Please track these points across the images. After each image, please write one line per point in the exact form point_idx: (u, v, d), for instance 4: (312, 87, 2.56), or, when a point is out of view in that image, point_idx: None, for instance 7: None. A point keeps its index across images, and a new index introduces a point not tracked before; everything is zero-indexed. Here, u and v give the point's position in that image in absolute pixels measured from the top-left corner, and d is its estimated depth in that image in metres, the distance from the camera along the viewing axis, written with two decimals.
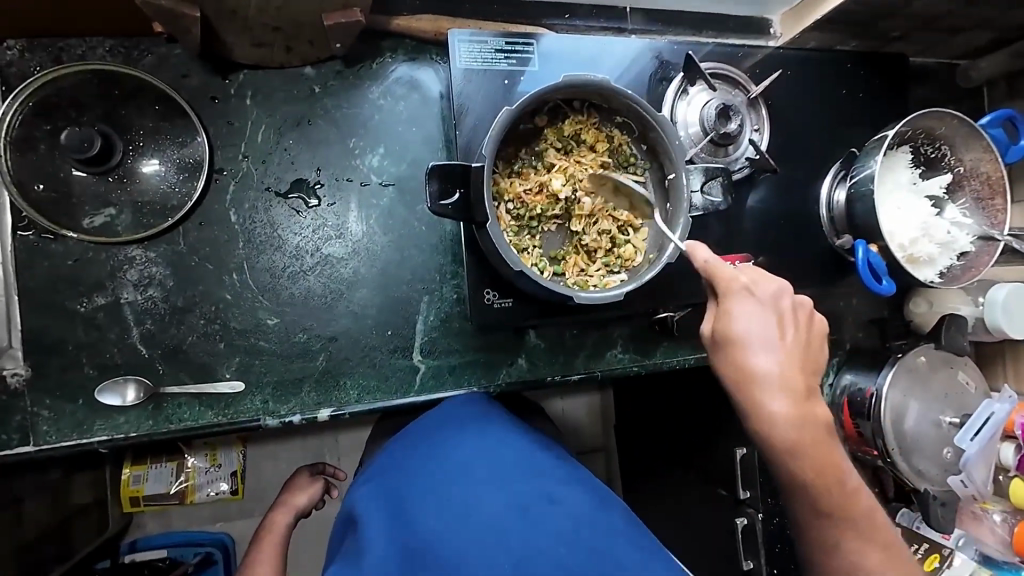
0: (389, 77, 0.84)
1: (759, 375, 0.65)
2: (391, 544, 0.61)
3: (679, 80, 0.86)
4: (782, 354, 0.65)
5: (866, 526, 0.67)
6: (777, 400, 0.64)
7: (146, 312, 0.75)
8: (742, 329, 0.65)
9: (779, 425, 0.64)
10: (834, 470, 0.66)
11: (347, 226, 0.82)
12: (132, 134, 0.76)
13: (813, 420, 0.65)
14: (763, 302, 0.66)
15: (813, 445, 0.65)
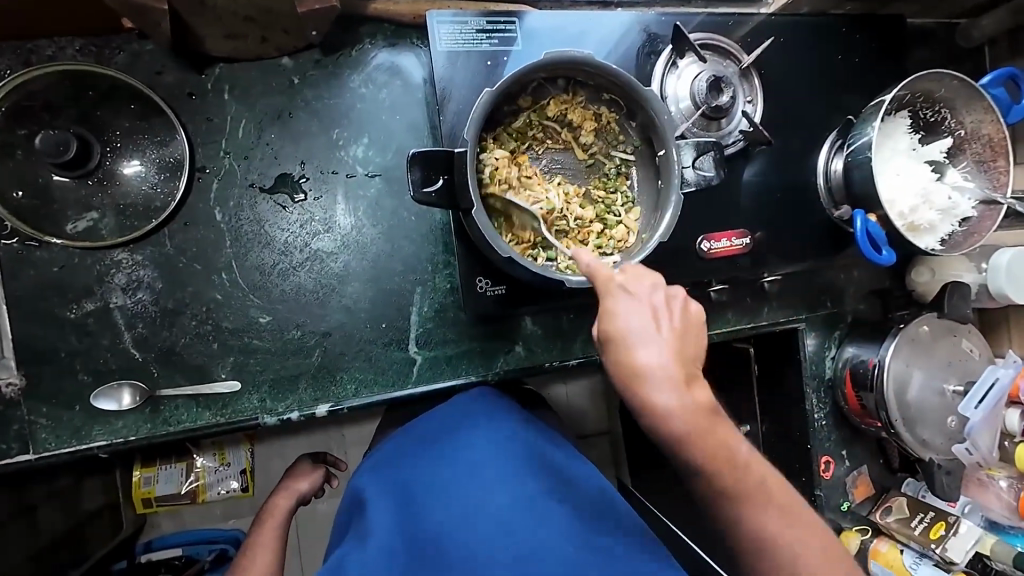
0: (369, 64, 0.82)
1: (645, 370, 0.57)
2: (399, 530, 0.61)
3: (668, 54, 0.84)
4: (660, 341, 0.58)
5: (769, 509, 0.58)
6: (660, 394, 0.57)
7: (137, 316, 0.74)
8: (627, 324, 0.59)
9: (668, 418, 0.57)
10: (729, 453, 0.59)
11: (335, 219, 0.80)
12: (109, 135, 0.74)
13: (692, 404, 0.57)
14: (637, 296, 0.61)
15: (699, 432, 0.57)
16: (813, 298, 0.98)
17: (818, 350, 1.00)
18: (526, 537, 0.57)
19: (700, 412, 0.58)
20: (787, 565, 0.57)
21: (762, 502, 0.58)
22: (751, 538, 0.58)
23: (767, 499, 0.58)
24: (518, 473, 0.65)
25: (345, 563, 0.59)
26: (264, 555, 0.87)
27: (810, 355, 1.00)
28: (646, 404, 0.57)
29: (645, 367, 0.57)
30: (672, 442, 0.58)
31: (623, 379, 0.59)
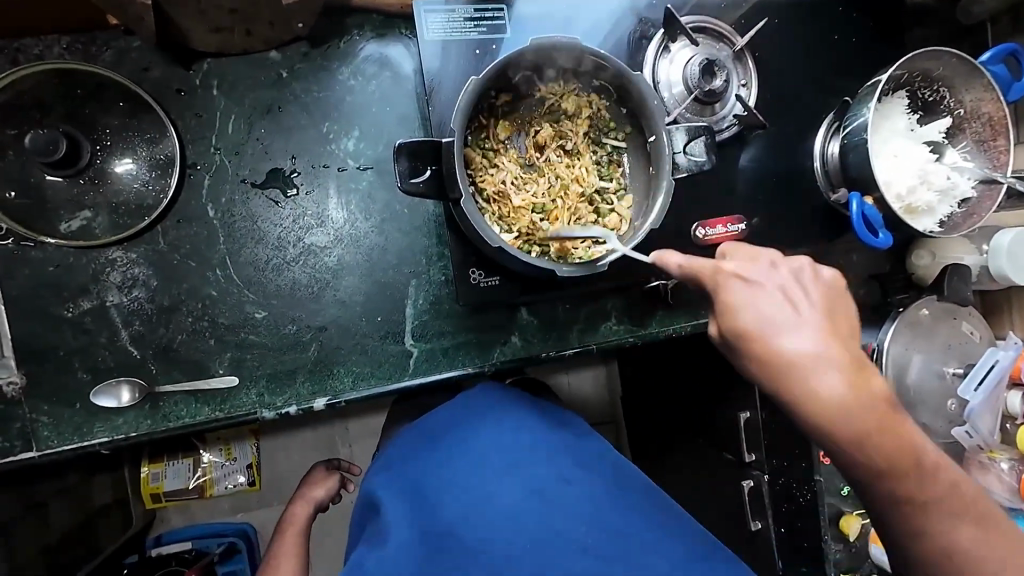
0: (358, 56, 0.81)
1: (801, 360, 0.56)
2: (415, 526, 0.61)
3: (660, 38, 0.82)
4: (810, 323, 0.57)
5: (927, 474, 0.58)
6: (824, 377, 0.55)
7: (133, 314, 0.74)
8: (757, 309, 0.57)
9: (839, 403, 0.55)
10: (910, 444, 0.57)
11: (328, 213, 0.80)
12: (99, 133, 0.74)
13: (870, 396, 0.56)
14: (762, 280, 0.59)
15: (862, 410, 0.55)
16: None
17: None
18: (547, 523, 0.59)
19: (878, 401, 0.56)
20: (941, 526, 0.58)
21: (916, 473, 0.58)
22: (911, 528, 0.59)
23: (932, 470, 0.58)
24: (530, 463, 0.66)
25: (364, 567, 0.58)
26: (289, 563, 0.88)
27: None
28: (804, 395, 0.56)
29: (778, 355, 0.56)
30: (856, 420, 0.55)
31: (794, 392, 0.56)
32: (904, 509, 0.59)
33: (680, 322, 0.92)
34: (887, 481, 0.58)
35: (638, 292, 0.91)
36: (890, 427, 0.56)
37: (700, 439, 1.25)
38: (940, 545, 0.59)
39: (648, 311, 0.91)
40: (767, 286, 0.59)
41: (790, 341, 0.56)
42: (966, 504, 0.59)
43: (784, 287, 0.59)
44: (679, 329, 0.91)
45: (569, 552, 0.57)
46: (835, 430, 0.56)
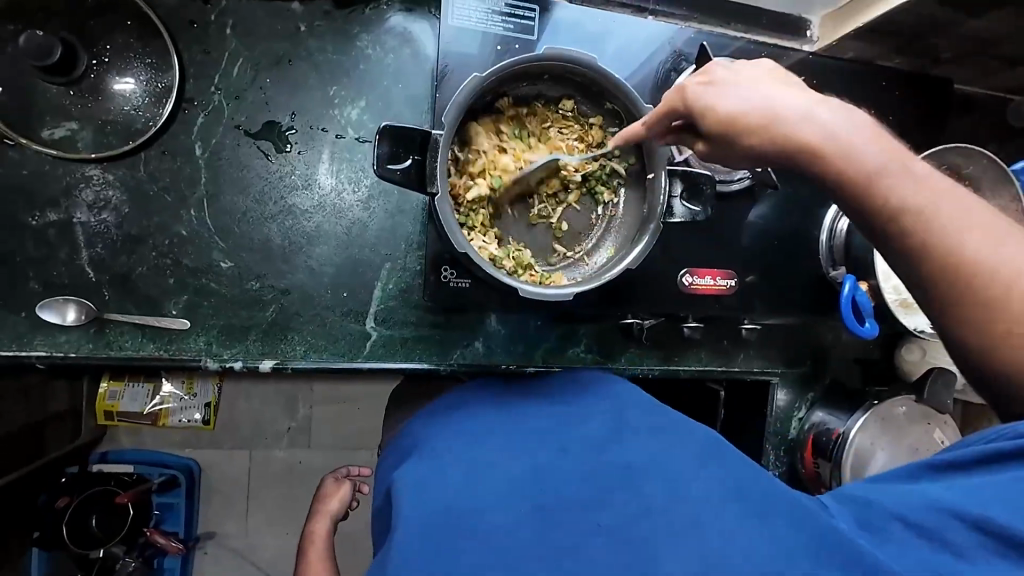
0: (382, 26, 0.79)
1: (782, 113, 0.50)
2: (409, 514, 0.48)
3: (690, 73, 0.79)
4: (793, 88, 0.52)
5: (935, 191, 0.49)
6: (821, 114, 0.50)
7: (98, 236, 0.73)
8: (728, 103, 0.51)
9: (836, 138, 0.49)
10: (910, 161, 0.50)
11: (316, 177, 0.78)
12: (100, 48, 0.72)
13: (860, 122, 0.50)
14: (739, 75, 0.52)
15: (875, 137, 0.50)
16: (794, 354, 0.95)
17: (787, 409, 0.97)
18: (546, 490, 0.48)
19: (870, 130, 0.50)
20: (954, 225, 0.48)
21: (969, 223, 0.48)
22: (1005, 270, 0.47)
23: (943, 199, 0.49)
24: (523, 437, 0.58)
25: None
26: None
27: (777, 411, 0.96)
28: (785, 131, 0.50)
29: (754, 104, 0.51)
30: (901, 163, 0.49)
31: (789, 148, 0.50)
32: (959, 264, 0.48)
33: (649, 364, 0.90)
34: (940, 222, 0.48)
35: (613, 325, 0.89)
36: (908, 166, 0.49)
37: None
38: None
39: (620, 346, 0.89)
40: (751, 70, 0.53)
41: (820, 120, 0.50)
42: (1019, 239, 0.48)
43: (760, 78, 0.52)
44: (648, 371, 0.89)
45: (575, 510, 0.46)
46: (889, 193, 0.49)
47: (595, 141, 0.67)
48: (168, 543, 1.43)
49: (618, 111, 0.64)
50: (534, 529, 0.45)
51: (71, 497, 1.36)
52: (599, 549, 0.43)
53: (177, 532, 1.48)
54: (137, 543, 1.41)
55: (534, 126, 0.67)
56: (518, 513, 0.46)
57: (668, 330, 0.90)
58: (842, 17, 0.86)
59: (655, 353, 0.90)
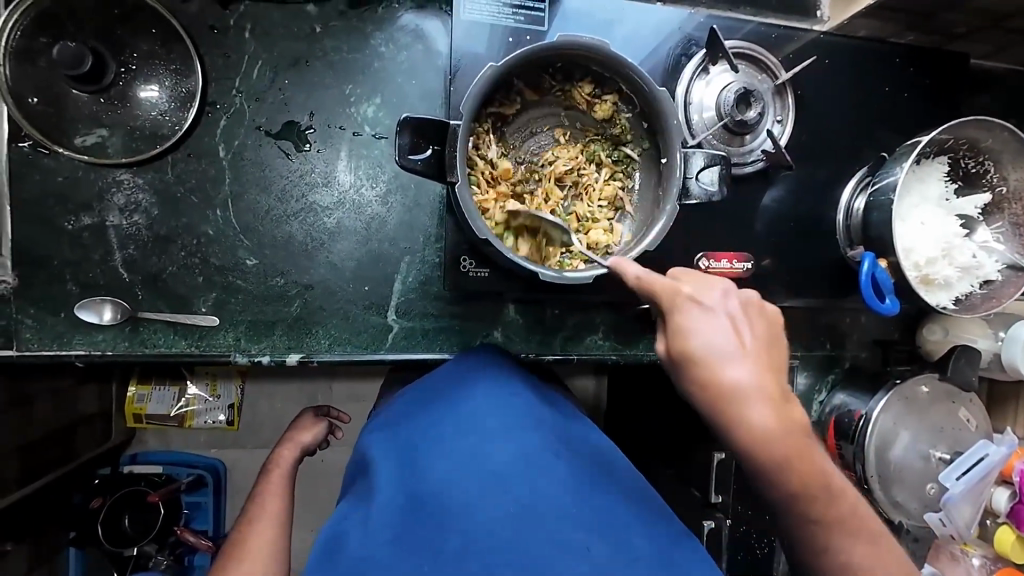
0: (394, 24, 0.81)
1: (733, 388, 0.52)
2: (403, 487, 0.59)
3: (701, 58, 0.80)
4: (751, 358, 0.53)
5: (851, 530, 0.54)
6: (753, 406, 0.52)
7: (130, 237, 0.76)
8: (707, 341, 0.53)
9: (759, 436, 0.52)
10: (819, 475, 0.53)
11: (336, 174, 0.80)
12: (126, 56, 0.75)
13: (793, 424, 0.52)
14: (716, 307, 0.55)
15: (793, 448, 0.52)
16: (814, 337, 0.94)
17: (807, 392, 0.96)
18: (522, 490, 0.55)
19: (789, 426, 0.52)
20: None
21: (858, 532, 0.54)
22: (842, 573, 0.54)
23: (862, 524, 0.54)
24: (520, 425, 0.64)
25: (349, 532, 0.56)
26: (274, 500, 0.85)
27: (797, 394, 0.96)
28: (749, 422, 0.52)
29: (720, 354, 0.53)
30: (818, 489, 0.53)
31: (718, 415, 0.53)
32: (831, 564, 0.54)
33: None
34: (817, 529, 0.54)
35: (629, 312, 0.90)
36: (824, 480, 0.53)
37: (670, 470, 1.22)
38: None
39: (636, 333, 0.90)
40: (730, 323, 0.54)
41: (751, 429, 0.52)
42: (886, 557, 0.54)
43: (735, 324, 0.54)
44: None
45: (543, 523, 0.53)
46: (840, 552, 0.54)
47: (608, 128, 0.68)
48: (198, 540, 1.43)
49: (630, 96, 0.65)
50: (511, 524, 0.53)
51: (104, 497, 1.39)
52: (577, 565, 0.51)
53: (206, 530, 1.51)
54: (169, 542, 1.43)
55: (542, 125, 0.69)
56: (495, 510, 0.54)
57: None
58: None
59: None
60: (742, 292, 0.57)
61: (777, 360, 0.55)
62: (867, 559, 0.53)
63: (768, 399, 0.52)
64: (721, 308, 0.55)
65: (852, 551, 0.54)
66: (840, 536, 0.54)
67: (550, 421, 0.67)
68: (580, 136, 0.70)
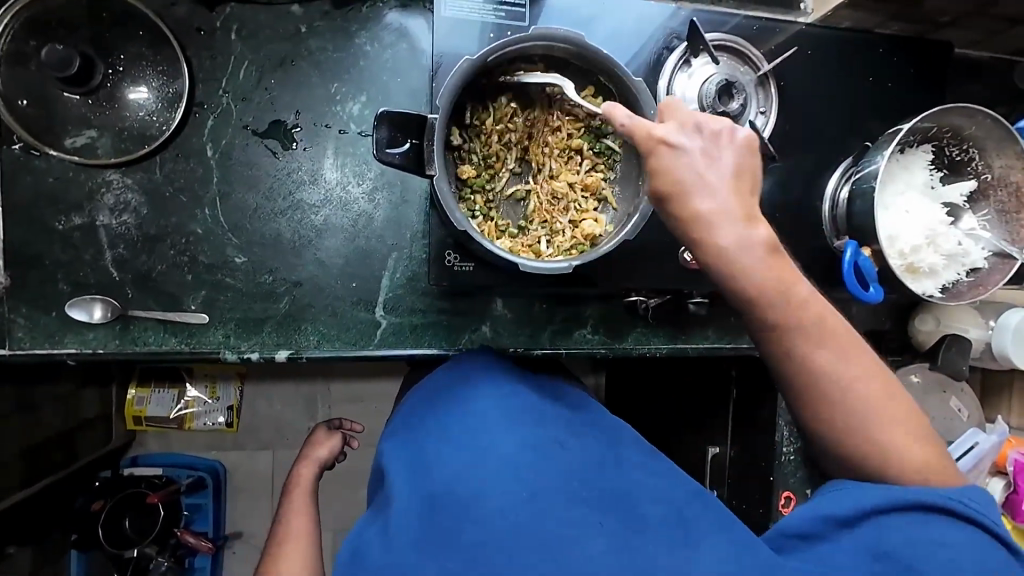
0: (379, 23, 0.82)
1: (711, 215, 0.54)
2: (415, 491, 0.57)
3: (682, 51, 0.80)
4: (727, 190, 0.55)
5: (829, 343, 0.57)
6: (727, 234, 0.54)
7: (120, 237, 0.77)
8: (682, 176, 0.55)
9: (733, 257, 0.54)
10: (794, 288, 0.56)
11: (323, 172, 0.81)
12: (114, 58, 0.76)
13: (754, 242, 0.54)
14: (685, 144, 0.55)
15: (780, 286, 0.55)
16: None
17: None
18: (533, 478, 0.55)
19: (764, 253, 0.54)
20: (829, 385, 0.57)
21: (829, 342, 0.57)
22: (812, 388, 0.58)
23: (834, 334, 0.57)
24: (528, 419, 0.63)
25: (367, 547, 0.54)
26: (299, 520, 0.85)
27: None
28: (712, 245, 0.54)
29: (688, 180, 0.54)
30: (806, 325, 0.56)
31: (701, 244, 0.55)
32: (805, 377, 0.58)
33: (656, 343, 0.91)
34: (790, 353, 0.57)
35: (617, 306, 0.90)
36: (789, 285, 0.55)
37: None
38: (840, 397, 0.58)
39: (625, 327, 0.91)
40: (697, 156, 0.55)
41: (733, 254, 0.54)
42: (853, 364, 0.58)
43: (705, 155, 0.55)
44: (654, 349, 0.90)
45: (555, 504, 0.53)
46: (815, 365, 0.57)
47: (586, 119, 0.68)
48: (199, 542, 1.45)
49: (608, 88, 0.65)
50: (527, 514, 0.52)
51: (104, 501, 1.40)
52: (594, 544, 0.51)
53: (206, 531, 1.51)
54: (169, 544, 1.44)
55: (522, 117, 0.68)
56: (510, 500, 0.53)
57: (671, 308, 0.91)
58: None
59: (661, 332, 0.91)
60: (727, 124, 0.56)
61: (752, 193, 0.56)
62: (855, 379, 0.58)
63: (744, 221, 0.54)
64: (701, 140, 0.55)
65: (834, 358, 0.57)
66: (820, 349, 0.57)
67: (557, 415, 0.67)
68: (569, 126, 0.69)
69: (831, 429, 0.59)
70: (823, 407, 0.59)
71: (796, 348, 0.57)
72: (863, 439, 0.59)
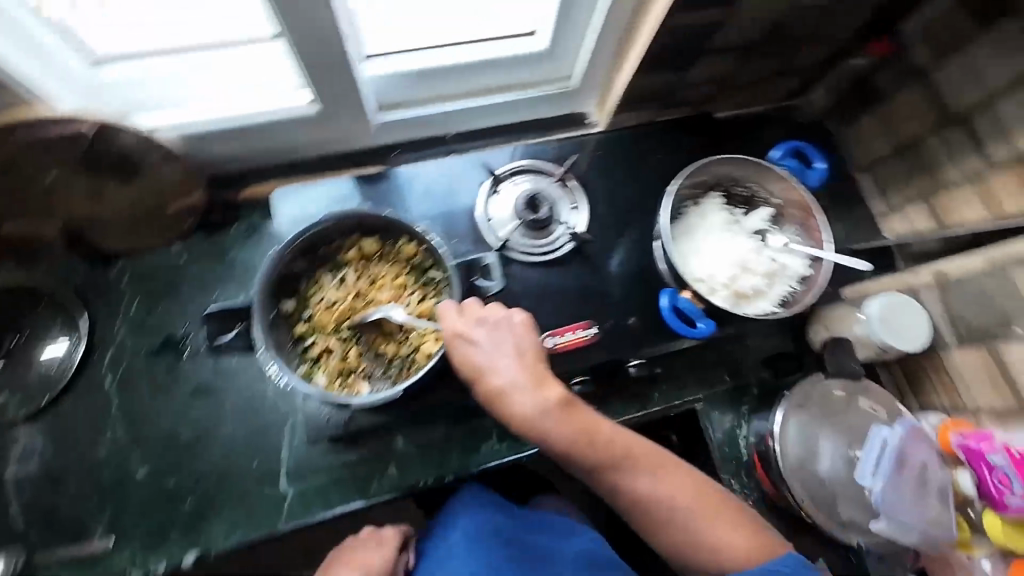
0: (245, 233, 0.96)
1: (506, 389, 0.69)
2: None
3: (488, 183, 0.97)
4: (517, 364, 0.70)
5: (642, 469, 0.69)
6: (523, 400, 0.68)
7: (27, 482, 0.82)
8: (478, 361, 0.69)
9: (534, 420, 0.68)
10: (594, 433, 0.69)
11: (211, 369, 0.90)
12: (22, 327, 0.87)
13: (549, 401, 0.68)
14: (482, 338, 0.70)
15: (572, 423, 0.68)
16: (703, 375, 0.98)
17: (728, 430, 0.97)
18: None
19: (560, 407, 0.69)
20: (656, 502, 0.68)
21: (645, 468, 0.69)
22: (632, 502, 0.68)
23: (641, 460, 0.69)
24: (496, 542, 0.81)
25: None
26: None
27: (717, 435, 0.97)
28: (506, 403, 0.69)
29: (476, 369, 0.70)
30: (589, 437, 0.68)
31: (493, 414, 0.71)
32: (630, 499, 0.68)
33: None
34: (604, 474, 0.69)
35: None
36: (597, 431, 0.69)
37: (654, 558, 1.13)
38: (665, 514, 0.68)
39: None
40: (482, 350, 0.70)
41: (526, 413, 0.68)
42: (676, 483, 0.69)
43: (494, 350, 0.70)
44: None
45: None
46: (615, 489, 0.69)
47: (406, 260, 0.80)
48: None
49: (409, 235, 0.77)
50: None
51: None
52: None
53: None
54: None
55: (349, 273, 0.80)
56: None
57: None
58: (604, 99, 1.06)
59: None
60: (512, 312, 0.72)
61: (544, 361, 0.71)
62: (655, 489, 0.68)
63: (534, 388, 0.69)
64: (489, 332, 0.71)
65: (646, 481, 0.68)
66: (637, 474, 0.68)
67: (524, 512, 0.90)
68: (395, 269, 0.80)
69: (657, 530, 0.68)
70: (640, 515, 0.68)
71: (609, 470, 0.68)
72: (650, 524, 0.69)
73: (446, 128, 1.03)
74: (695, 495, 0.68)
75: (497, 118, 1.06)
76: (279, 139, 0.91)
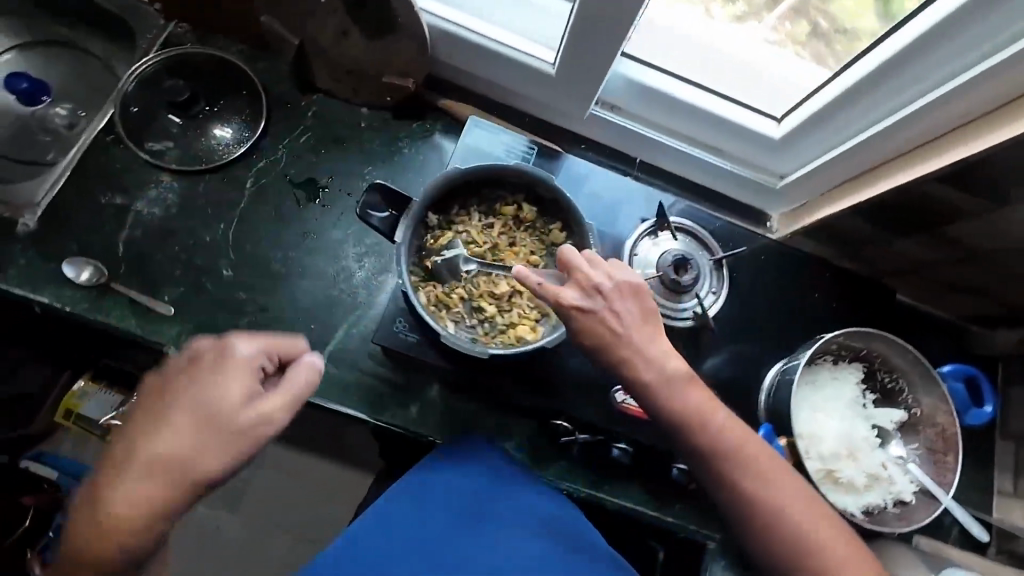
0: (421, 138, 1.01)
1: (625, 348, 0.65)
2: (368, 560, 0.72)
3: (652, 224, 0.93)
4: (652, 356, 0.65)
5: (756, 474, 0.64)
6: (649, 373, 0.65)
7: (142, 223, 0.89)
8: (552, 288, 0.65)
9: (661, 389, 0.65)
10: (696, 407, 0.66)
11: (327, 229, 0.94)
12: (217, 103, 0.96)
13: (671, 370, 0.66)
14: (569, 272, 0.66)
15: (670, 392, 0.65)
16: (725, 517, 0.91)
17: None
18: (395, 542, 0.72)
19: (676, 374, 0.66)
20: (777, 511, 0.63)
21: (762, 472, 0.64)
22: (767, 525, 0.63)
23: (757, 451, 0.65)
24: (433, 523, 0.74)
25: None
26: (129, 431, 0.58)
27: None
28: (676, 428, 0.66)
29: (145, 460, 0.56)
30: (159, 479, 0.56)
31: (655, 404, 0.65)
32: (741, 496, 0.64)
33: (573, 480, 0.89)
34: (725, 471, 0.64)
35: (545, 429, 0.91)
36: (699, 402, 0.65)
37: None
38: (779, 527, 0.63)
39: (547, 453, 0.91)
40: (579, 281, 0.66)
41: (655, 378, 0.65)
42: (800, 506, 0.63)
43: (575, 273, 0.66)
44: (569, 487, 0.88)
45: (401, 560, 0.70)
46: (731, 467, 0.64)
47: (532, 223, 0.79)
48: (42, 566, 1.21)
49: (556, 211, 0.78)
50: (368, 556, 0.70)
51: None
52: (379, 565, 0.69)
53: None
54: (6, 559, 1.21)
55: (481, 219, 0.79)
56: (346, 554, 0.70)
57: (601, 450, 0.89)
58: (794, 215, 1.03)
59: (581, 470, 0.90)
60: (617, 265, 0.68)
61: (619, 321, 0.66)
62: (780, 500, 0.63)
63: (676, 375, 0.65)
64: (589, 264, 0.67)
65: (747, 474, 0.64)
66: (745, 473, 0.64)
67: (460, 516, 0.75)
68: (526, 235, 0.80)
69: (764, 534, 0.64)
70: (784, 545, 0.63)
71: (735, 477, 0.64)
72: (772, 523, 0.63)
73: (639, 155, 1.06)
74: (804, 507, 0.63)
75: (688, 172, 1.06)
76: (519, 87, 0.95)
